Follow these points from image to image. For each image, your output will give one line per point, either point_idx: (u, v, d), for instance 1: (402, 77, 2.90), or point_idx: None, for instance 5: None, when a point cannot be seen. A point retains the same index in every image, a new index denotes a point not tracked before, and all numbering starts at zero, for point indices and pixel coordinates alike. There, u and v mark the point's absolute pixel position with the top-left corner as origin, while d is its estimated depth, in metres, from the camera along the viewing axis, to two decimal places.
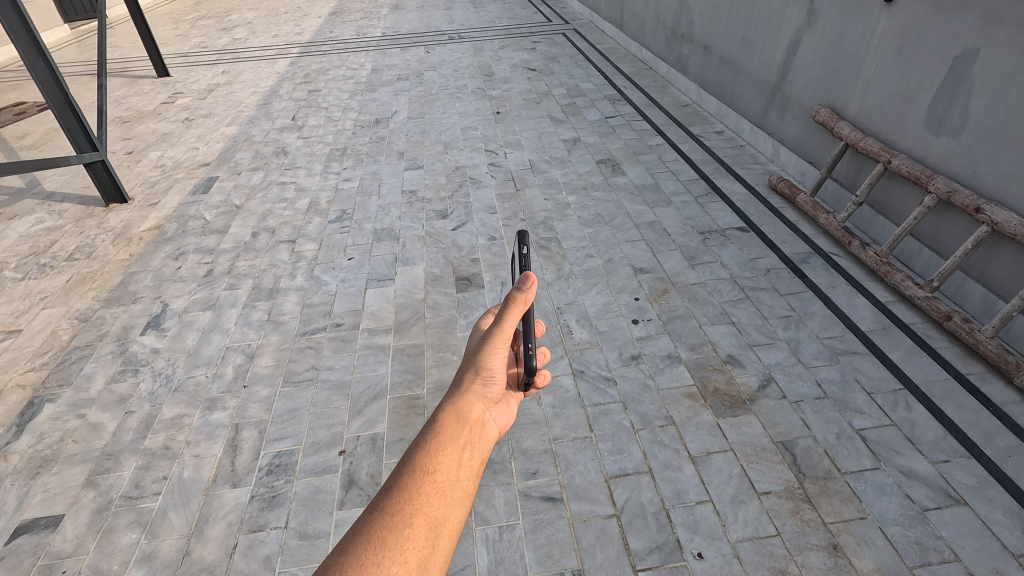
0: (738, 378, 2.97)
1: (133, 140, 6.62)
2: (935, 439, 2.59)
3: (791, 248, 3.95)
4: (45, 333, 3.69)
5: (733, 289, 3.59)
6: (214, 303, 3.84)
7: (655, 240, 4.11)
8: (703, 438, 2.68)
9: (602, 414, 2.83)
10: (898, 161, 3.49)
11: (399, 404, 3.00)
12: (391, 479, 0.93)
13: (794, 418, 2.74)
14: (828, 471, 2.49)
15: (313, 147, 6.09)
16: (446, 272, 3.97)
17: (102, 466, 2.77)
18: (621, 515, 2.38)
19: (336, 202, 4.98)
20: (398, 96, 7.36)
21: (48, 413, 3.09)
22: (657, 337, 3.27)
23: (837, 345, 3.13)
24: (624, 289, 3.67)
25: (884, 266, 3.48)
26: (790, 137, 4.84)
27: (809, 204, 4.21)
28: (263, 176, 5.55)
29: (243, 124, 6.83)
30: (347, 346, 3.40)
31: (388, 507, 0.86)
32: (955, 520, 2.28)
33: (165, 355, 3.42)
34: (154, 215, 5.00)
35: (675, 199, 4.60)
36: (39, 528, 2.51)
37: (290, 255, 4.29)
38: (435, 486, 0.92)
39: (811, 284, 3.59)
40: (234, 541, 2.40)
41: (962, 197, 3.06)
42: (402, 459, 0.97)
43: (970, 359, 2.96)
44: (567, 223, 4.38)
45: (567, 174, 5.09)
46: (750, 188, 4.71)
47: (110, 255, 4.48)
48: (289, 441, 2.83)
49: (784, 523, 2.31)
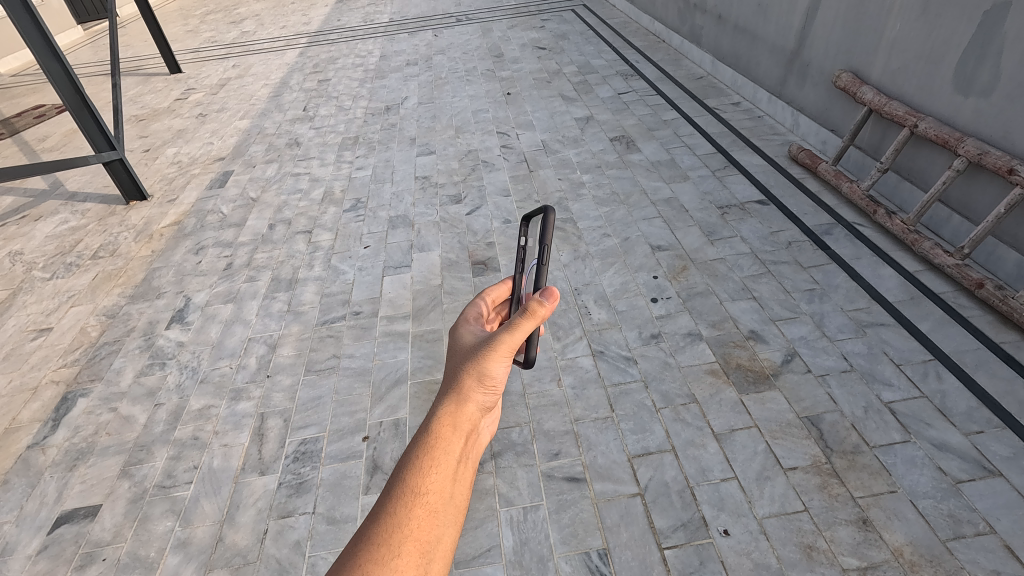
0: (761, 354, 2.93)
1: (150, 138, 6.70)
2: (968, 410, 2.52)
3: (814, 220, 3.84)
4: (74, 330, 3.79)
5: (754, 263, 3.52)
6: (235, 295, 3.89)
7: (672, 217, 4.04)
8: (726, 415, 2.64)
9: (623, 394, 2.81)
10: (925, 124, 3.36)
11: (420, 389, 3.01)
12: (376, 494, 0.89)
13: (820, 392, 2.69)
14: (856, 445, 2.44)
15: (325, 137, 6.10)
16: (462, 257, 3.95)
17: (136, 457, 2.85)
18: (645, 494, 2.37)
19: (350, 191, 4.99)
20: (408, 82, 7.31)
21: (81, 407, 3.18)
22: (677, 315, 3.22)
23: (863, 317, 3.06)
24: (642, 267, 3.62)
25: (912, 235, 3.37)
26: (810, 105, 4.69)
27: (831, 173, 4.09)
28: (277, 168, 5.57)
29: (256, 117, 6.86)
30: (367, 333, 3.42)
31: (383, 537, 0.84)
32: (990, 492, 2.22)
33: (190, 348, 3.49)
34: (173, 211, 5.08)
35: (692, 174, 4.51)
36: (79, 518, 2.59)
37: (307, 246, 4.32)
38: (434, 498, 0.89)
39: (835, 256, 3.50)
40: (265, 526, 2.46)
41: (994, 158, 2.93)
42: (387, 471, 0.93)
43: (1003, 327, 2.87)
44: (582, 203, 4.33)
45: (581, 153, 5.02)
46: (769, 159, 4.59)
47: (133, 252, 4.56)
48: (313, 429, 2.87)
49: (811, 499, 2.28)
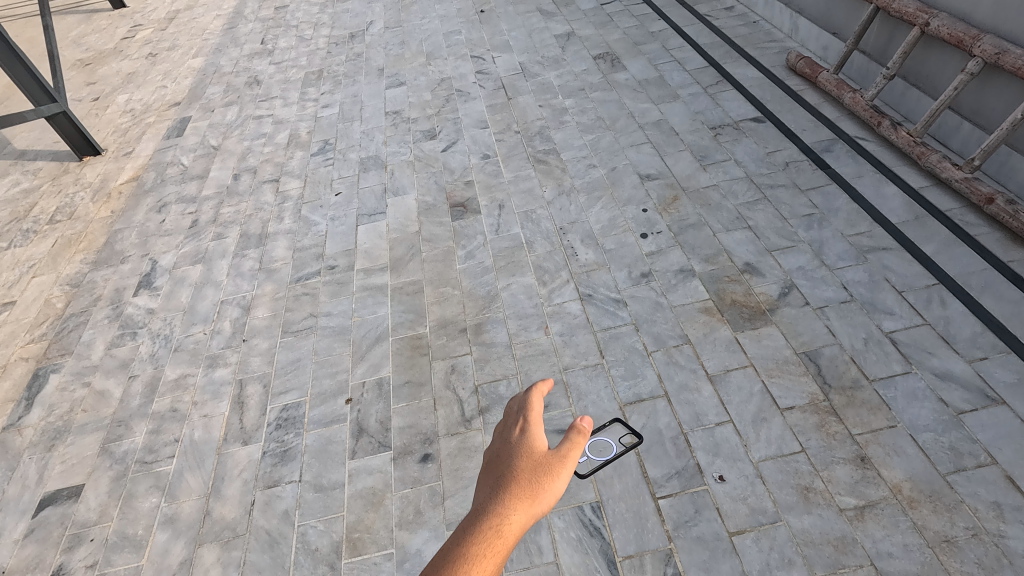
0: (757, 287, 2.78)
1: (98, 84, 6.19)
2: (972, 336, 2.41)
3: (813, 136, 3.58)
4: (39, 302, 3.61)
5: (749, 189, 3.30)
6: (203, 255, 3.68)
7: (662, 141, 3.76)
8: (721, 356, 2.54)
9: (613, 338, 2.69)
10: (937, 22, 3.04)
11: (403, 345, 2.88)
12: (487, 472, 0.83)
13: (818, 326, 2.57)
14: (855, 380, 2.35)
15: (287, 72, 5.63)
16: (440, 199, 3.71)
17: (115, 433, 2.76)
18: (637, 443, 2.30)
19: (317, 132, 4.64)
20: (373, 3, 6.68)
21: (54, 384, 3.06)
22: (668, 251, 3.05)
23: (864, 242, 2.88)
24: (631, 200, 3.39)
25: (919, 148, 3.15)
26: (811, 6, 4.27)
27: (832, 82, 3.78)
28: (238, 111, 5.17)
29: (210, 54, 6.31)
30: (344, 289, 3.24)
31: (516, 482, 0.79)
32: (994, 421, 2.15)
33: (161, 315, 3.33)
34: (131, 165, 4.75)
35: (682, 92, 4.17)
36: (63, 499, 2.54)
37: (275, 197, 4.05)
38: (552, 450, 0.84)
39: (835, 175, 3.28)
40: (252, 498, 2.40)
41: (1012, 58, 2.66)
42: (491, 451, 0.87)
43: (1012, 245, 2.71)
44: (565, 132, 4.03)
45: (562, 75, 4.63)
46: (765, 71, 4.23)
47: (92, 214, 4.29)
48: (295, 393, 2.77)
49: (809, 439, 2.21)
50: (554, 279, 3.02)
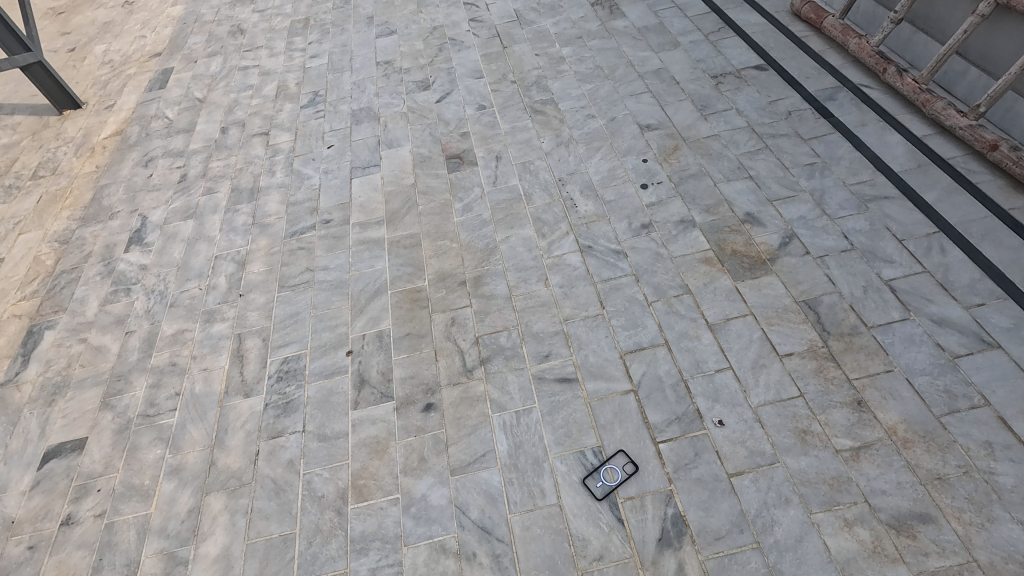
0: (758, 237, 2.76)
1: (73, 35, 5.91)
2: (970, 283, 2.43)
3: (817, 83, 3.50)
4: (28, 259, 3.54)
5: (751, 138, 3.25)
6: (194, 211, 3.60)
7: (662, 90, 3.67)
8: (721, 304, 2.54)
9: (613, 289, 2.68)
10: None
11: (402, 299, 2.86)
12: None
13: (818, 274, 2.57)
14: (854, 326, 2.37)
15: (271, 21, 5.39)
16: (435, 151, 3.62)
17: (115, 388, 2.76)
18: (638, 390, 2.33)
19: (306, 83, 4.48)
20: None
21: (49, 340, 3.03)
22: (668, 202, 3.01)
23: (866, 191, 2.86)
24: (631, 150, 3.33)
25: (924, 95, 3.11)
26: None
27: (838, 28, 3.68)
28: (222, 62, 4.97)
29: (190, 3, 6.02)
30: (340, 243, 3.20)
31: None
32: (988, 364, 2.18)
33: (155, 271, 3.27)
34: (113, 119, 4.59)
35: (683, 39, 4.04)
36: (67, 452, 2.55)
37: (265, 150, 3.94)
38: None
39: (838, 123, 3.23)
40: (256, 448, 2.43)
41: None
42: None
43: (1013, 192, 2.71)
44: (563, 81, 3.91)
45: (559, 23, 4.47)
46: (768, 16, 4.10)
47: (77, 169, 4.17)
48: (294, 346, 2.76)
49: (807, 384, 2.24)
50: (554, 232, 2.98)
